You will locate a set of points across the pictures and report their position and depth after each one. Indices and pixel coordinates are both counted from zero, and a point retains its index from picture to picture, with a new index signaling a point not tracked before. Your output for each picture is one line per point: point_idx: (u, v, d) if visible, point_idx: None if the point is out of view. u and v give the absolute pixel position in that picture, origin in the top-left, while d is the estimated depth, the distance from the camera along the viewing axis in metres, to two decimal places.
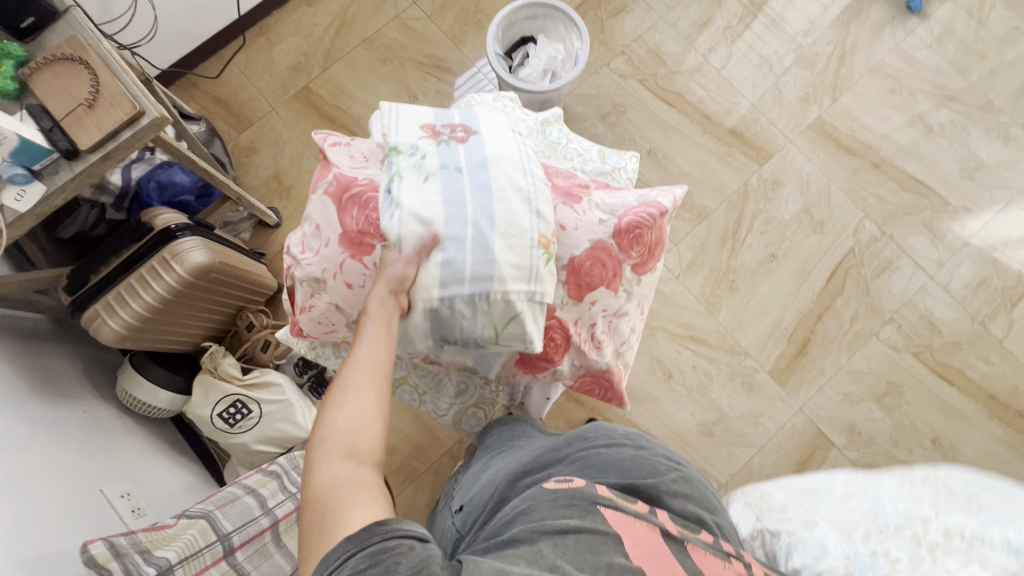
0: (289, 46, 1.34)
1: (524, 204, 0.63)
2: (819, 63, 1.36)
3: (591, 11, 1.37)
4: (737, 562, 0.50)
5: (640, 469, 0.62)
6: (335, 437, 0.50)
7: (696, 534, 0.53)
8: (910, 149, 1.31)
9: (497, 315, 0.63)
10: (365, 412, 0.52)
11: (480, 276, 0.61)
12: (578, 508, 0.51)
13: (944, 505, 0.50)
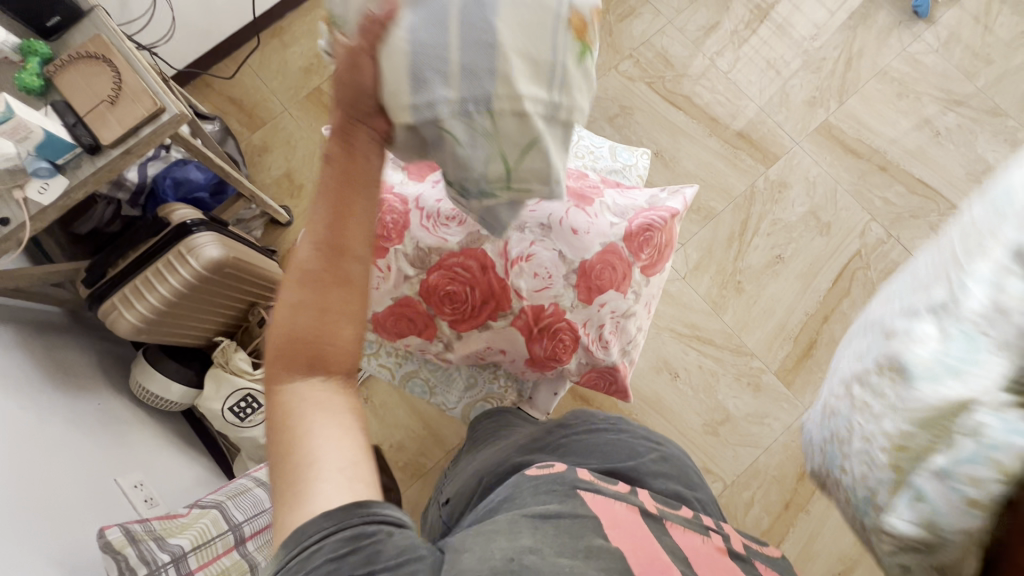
0: (302, 47, 1.36)
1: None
2: (825, 66, 1.37)
3: (599, 15, 1.39)
4: (715, 535, 0.51)
5: (621, 452, 0.63)
6: (295, 351, 0.45)
7: (675, 510, 0.53)
8: (918, 152, 1.32)
9: (507, 142, 0.44)
10: (326, 318, 0.44)
11: (477, 78, 0.42)
12: (558, 492, 0.51)
13: (930, 315, 0.33)
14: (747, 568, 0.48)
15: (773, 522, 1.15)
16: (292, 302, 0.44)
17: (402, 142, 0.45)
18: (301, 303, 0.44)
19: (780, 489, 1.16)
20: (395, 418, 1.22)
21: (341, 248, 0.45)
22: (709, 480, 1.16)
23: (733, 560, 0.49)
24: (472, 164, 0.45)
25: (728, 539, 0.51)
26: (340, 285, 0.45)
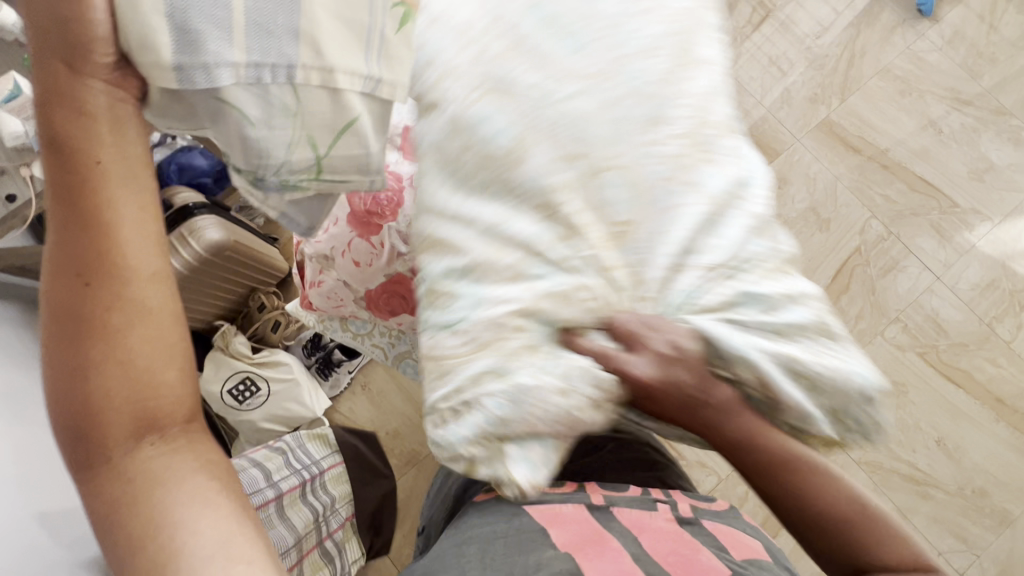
0: None
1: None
2: (828, 64, 1.37)
3: None
4: (662, 506, 0.54)
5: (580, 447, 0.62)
6: (94, 408, 0.39)
7: (621, 492, 0.55)
8: (919, 150, 1.31)
9: (306, 119, 0.41)
10: (129, 351, 0.40)
11: (268, 40, 0.38)
12: (503, 514, 0.50)
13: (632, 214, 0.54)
14: (693, 529, 0.51)
15: (767, 517, 1.14)
16: (69, 356, 0.39)
17: (163, 109, 0.40)
18: (84, 358, 0.39)
19: None
20: (392, 405, 1.23)
21: (118, 271, 0.39)
22: (703, 474, 1.16)
23: (682, 526, 0.51)
24: (268, 148, 0.41)
25: (675, 505, 0.54)
26: (131, 311, 0.40)
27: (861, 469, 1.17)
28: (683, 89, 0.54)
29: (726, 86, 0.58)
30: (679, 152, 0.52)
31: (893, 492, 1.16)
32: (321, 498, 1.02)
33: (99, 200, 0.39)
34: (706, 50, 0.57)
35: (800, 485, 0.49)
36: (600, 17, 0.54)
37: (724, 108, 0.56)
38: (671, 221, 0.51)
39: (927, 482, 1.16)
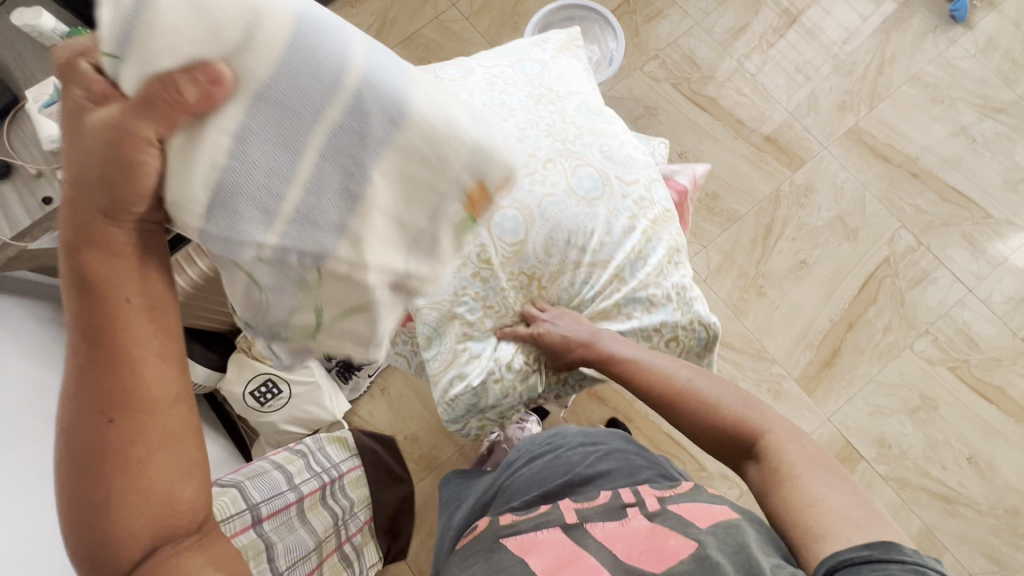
0: None
1: (453, 100, 0.38)
2: (857, 70, 1.35)
3: (626, 15, 1.39)
4: (630, 510, 0.64)
5: (556, 471, 0.78)
6: (115, 545, 0.36)
7: (591, 502, 0.68)
8: (951, 158, 1.29)
9: (322, 294, 0.37)
10: (154, 488, 0.37)
11: (310, 227, 0.34)
12: (482, 552, 0.64)
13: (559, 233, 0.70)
14: (660, 518, 0.61)
15: None
16: (85, 498, 0.36)
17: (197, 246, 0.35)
18: (102, 496, 0.36)
19: None
20: (411, 410, 1.24)
21: (142, 408, 0.36)
22: (724, 486, 1.14)
23: (650, 517, 0.62)
24: (269, 309, 0.38)
25: (641, 504, 0.64)
26: (156, 447, 0.36)
27: (888, 485, 1.14)
28: (546, 129, 0.71)
29: (581, 107, 0.76)
30: (567, 174, 0.70)
31: (922, 510, 1.13)
32: (340, 502, 1.01)
33: (126, 333, 0.34)
34: (560, 91, 0.76)
35: (673, 388, 0.65)
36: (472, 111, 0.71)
37: (581, 126, 0.74)
38: (573, 232, 0.70)
39: (958, 500, 1.13)
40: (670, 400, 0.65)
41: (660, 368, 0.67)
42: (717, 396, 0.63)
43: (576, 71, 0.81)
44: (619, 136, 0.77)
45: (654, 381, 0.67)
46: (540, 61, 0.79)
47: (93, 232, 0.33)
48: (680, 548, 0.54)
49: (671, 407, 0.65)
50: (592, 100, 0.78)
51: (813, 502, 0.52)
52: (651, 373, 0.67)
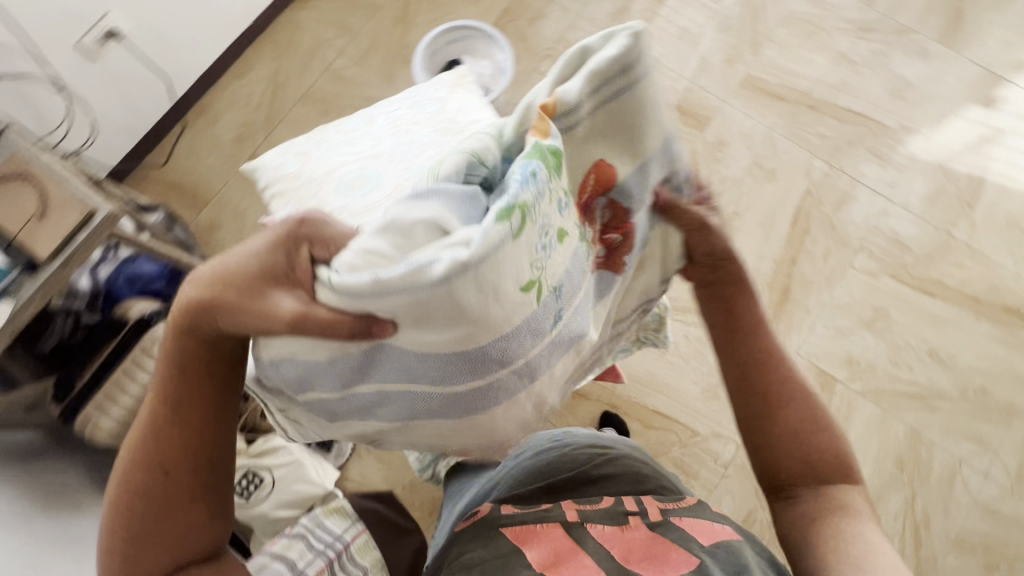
0: (230, 119, 1.42)
1: (525, 407, 0.52)
2: (734, 24, 1.42)
3: (511, 22, 1.44)
4: (633, 517, 0.67)
5: (564, 467, 0.81)
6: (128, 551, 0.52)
7: (596, 504, 0.71)
8: (839, 84, 1.36)
9: (296, 414, 0.53)
10: (174, 522, 0.52)
11: (341, 408, 0.49)
12: (481, 538, 0.66)
13: None
14: (663, 529, 0.64)
15: None
16: (121, 513, 0.51)
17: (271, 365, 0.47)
18: (156, 511, 0.51)
19: None
20: (401, 459, 1.21)
21: (186, 468, 0.52)
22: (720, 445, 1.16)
23: (653, 528, 0.64)
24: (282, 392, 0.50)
25: (643, 515, 0.67)
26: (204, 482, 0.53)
27: (867, 399, 1.19)
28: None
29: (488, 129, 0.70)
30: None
31: (903, 413, 1.18)
32: (351, 574, 0.99)
33: (194, 415, 0.51)
34: (465, 119, 0.71)
35: (791, 394, 0.63)
36: (380, 155, 0.65)
37: None
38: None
39: (932, 395, 1.19)
40: (780, 404, 0.63)
41: (791, 380, 0.64)
42: (823, 425, 0.63)
43: (474, 103, 0.76)
44: None
45: (778, 382, 0.64)
46: (437, 98, 0.75)
47: (185, 345, 0.48)
48: (682, 564, 0.57)
49: (775, 410, 0.63)
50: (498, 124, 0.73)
51: (868, 542, 0.55)
52: (772, 374, 0.64)
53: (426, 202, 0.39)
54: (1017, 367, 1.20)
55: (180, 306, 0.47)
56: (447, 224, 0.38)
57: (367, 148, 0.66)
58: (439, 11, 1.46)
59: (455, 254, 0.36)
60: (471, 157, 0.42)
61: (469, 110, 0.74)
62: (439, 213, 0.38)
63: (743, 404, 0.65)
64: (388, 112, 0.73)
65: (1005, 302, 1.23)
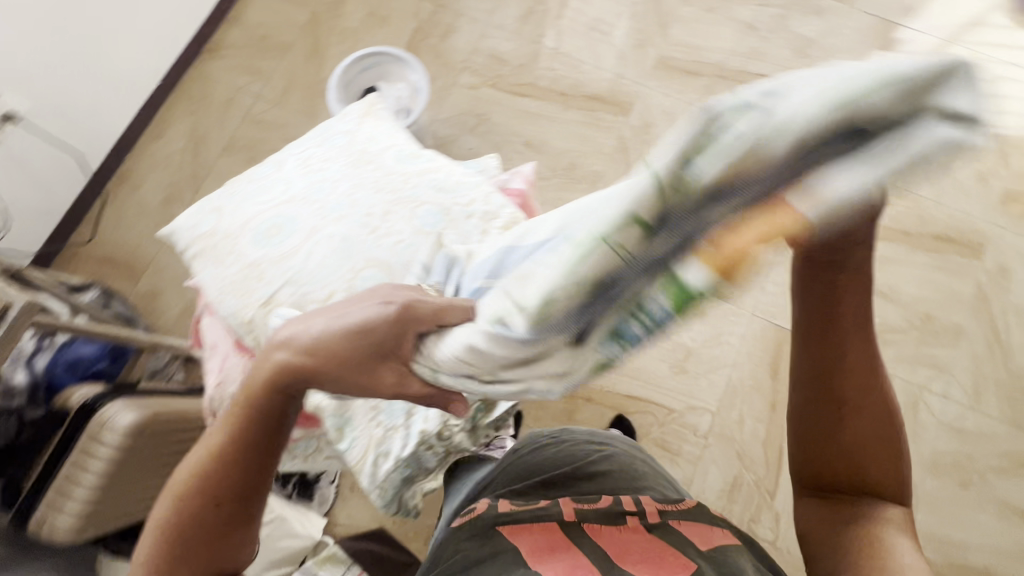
0: (154, 182, 1.38)
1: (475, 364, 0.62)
2: (639, 9, 1.46)
3: (423, 41, 1.45)
4: (631, 518, 0.67)
5: (563, 460, 0.81)
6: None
7: (594, 504, 0.70)
8: (747, 51, 1.42)
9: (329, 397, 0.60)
10: (214, 555, 0.55)
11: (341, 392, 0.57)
12: (478, 537, 0.65)
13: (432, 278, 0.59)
14: (661, 532, 0.65)
15: (767, 429, 1.18)
16: (165, 537, 0.54)
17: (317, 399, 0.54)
18: (212, 541, 0.54)
19: (761, 394, 1.20)
20: None
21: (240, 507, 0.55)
22: (695, 416, 1.19)
23: (652, 531, 0.65)
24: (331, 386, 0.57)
25: (643, 514, 0.68)
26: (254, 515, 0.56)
27: None
28: (373, 187, 0.63)
29: (399, 154, 0.69)
30: (411, 215, 0.61)
31: None
32: None
33: (259, 456, 0.54)
34: (374, 148, 0.71)
35: (870, 410, 0.55)
36: (294, 198, 0.64)
37: (405, 171, 0.66)
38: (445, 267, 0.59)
39: (884, 330, 1.24)
40: (847, 418, 0.56)
41: (876, 395, 0.55)
42: (891, 447, 0.57)
43: (386, 129, 0.76)
44: (446, 167, 0.68)
45: (857, 394, 0.55)
46: (347, 131, 0.75)
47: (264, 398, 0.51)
48: (680, 566, 0.58)
49: (843, 422, 0.56)
50: (411, 146, 0.72)
51: (886, 563, 0.52)
52: (854, 384, 0.55)
53: (539, 343, 0.36)
54: (956, 289, 1.26)
55: (273, 365, 0.50)
56: (562, 356, 0.37)
57: (277, 194, 0.65)
58: (350, 41, 1.46)
59: (562, 379, 0.39)
60: (631, 244, 0.31)
61: (379, 138, 0.74)
62: (549, 350, 0.37)
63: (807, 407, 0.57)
64: (296, 153, 0.72)
65: (934, 231, 1.29)
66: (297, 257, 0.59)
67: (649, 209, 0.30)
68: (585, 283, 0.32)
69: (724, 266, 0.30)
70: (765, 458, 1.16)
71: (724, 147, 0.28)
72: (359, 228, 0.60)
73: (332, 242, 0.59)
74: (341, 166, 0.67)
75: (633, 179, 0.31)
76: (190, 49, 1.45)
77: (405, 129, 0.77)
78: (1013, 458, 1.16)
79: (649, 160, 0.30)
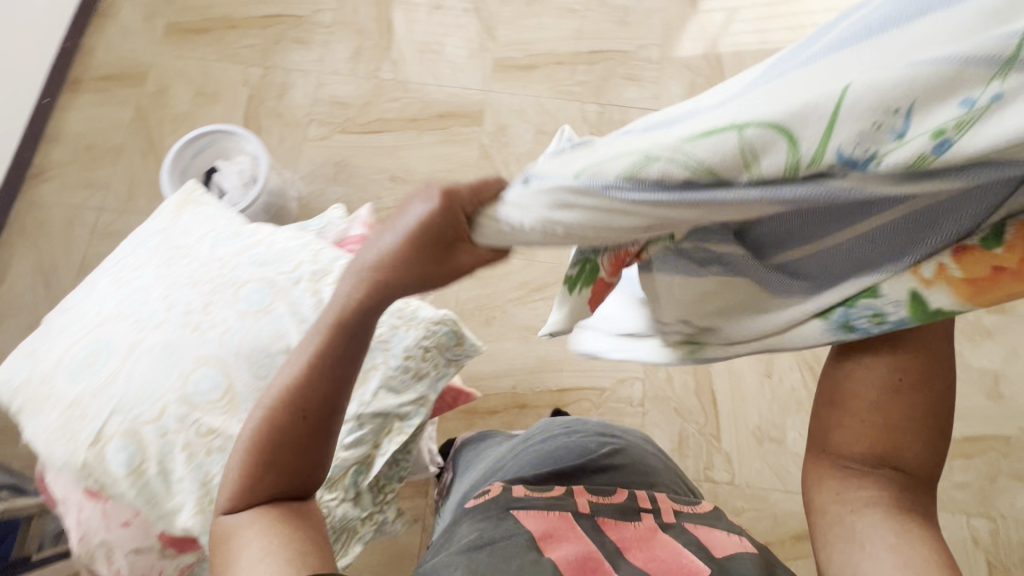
0: (9, 328, 1.26)
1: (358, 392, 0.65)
2: (464, 21, 1.48)
3: (261, 106, 1.43)
4: (644, 515, 0.67)
5: (572, 453, 0.79)
6: (246, 502, 0.51)
7: (608, 500, 0.69)
8: (574, 34, 1.47)
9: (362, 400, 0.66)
10: (296, 477, 0.53)
11: None
12: (492, 515, 0.64)
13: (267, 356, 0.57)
14: (674, 533, 0.64)
15: (695, 376, 1.21)
16: (254, 455, 0.51)
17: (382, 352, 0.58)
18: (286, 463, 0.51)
19: None
20: None
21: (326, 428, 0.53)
22: (627, 386, 1.21)
23: (664, 531, 0.64)
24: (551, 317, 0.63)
25: (659, 514, 0.67)
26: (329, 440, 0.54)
27: None
28: (188, 281, 0.60)
29: (215, 240, 0.66)
30: (234, 299, 0.59)
31: None
32: None
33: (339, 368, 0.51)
34: (188, 241, 0.67)
35: (928, 396, 0.52)
36: (105, 319, 0.60)
37: (220, 256, 0.63)
38: (279, 340, 0.57)
39: None
40: (899, 392, 0.52)
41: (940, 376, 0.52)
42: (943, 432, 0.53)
43: (205, 216, 0.73)
44: (267, 237, 0.66)
45: (913, 370, 0.51)
46: (160, 231, 0.71)
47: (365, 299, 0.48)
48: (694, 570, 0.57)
49: (898, 395, 0.52)
50: (230, 226, 0.69)
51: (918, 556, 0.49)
52: (914, 361, 0.51)
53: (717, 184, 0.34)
54: None
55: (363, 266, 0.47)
56: (680, 220, 0.37)
57: (84, 321, 0.61)
58: (184, 125, 1.41)
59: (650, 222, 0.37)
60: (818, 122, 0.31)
61: (196, 227, 0.71)
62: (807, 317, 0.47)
63: (862, 377, 0.52)
64: (103, 272, 0.67)
65: None
66: (118, 383, 0.55)
67: (881, 111, 0.31)
68: (717, 145, 0.33)
69: (973, 292, 0.39)
70: (701, 405, 1.20)
71: (966, 104, 0.30)
72: (177, 330, 0.57)
73: (153, 352, 0.56)
74: (152, 268, 0.64)
75: (899, 60, 0.30)
76: (12, 178, 1.36)
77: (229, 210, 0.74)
78: None
79: (918, 53, 0.30)
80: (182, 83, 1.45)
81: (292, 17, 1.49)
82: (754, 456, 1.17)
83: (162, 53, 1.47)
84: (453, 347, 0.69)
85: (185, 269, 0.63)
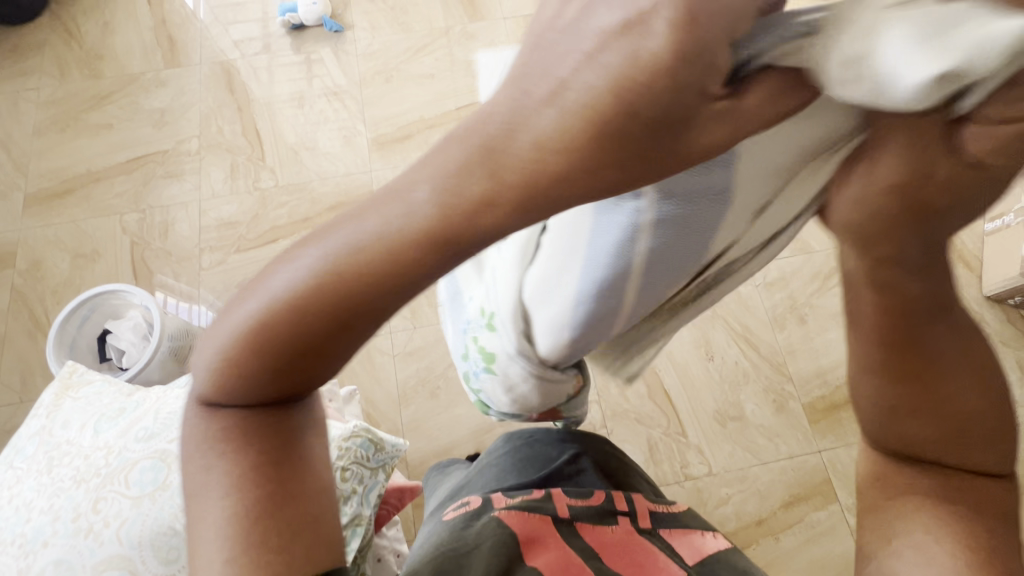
0: None
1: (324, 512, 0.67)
2: (328, 112, 1.50)
3: (146, 250, 1.38)
4: (623, 518, 0.57)
5: (538, 462, 0.67)
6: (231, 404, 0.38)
7: (587, 499, 0.58)
8: (437, 95, 1.51)
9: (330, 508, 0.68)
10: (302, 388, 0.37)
11: None
12: (474, 526, 0.54)
13: (164, 538, 0.65)
14: (652, 537, 0.55)
15: (646, 383, 1.23)
16: (251, 366, 0.35)
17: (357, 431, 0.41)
18: (289, 375, 0.35)
19: None
20: None
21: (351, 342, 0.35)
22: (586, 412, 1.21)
23: (642, 536, 0.55)
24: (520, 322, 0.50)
25: (637, 518, 0.57)
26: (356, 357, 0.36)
27: None
28: (73, 484, 0.69)
29: (97, 425, 0.74)
30: (123, 493, 0.67)
31: None
32: None
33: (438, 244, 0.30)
34: (68, 434, 0.74)
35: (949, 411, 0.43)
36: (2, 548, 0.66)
37: (101, 449, 0.71)
38: (175, 521, 0.66)
39: None
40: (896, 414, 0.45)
41: (956, 389, 0.42)
42: (996, 428, 0.43)
43: (85, 398, 0.78)
44: (143, 414, 0.74)
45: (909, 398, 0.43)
46: (39, 427, 0.76)
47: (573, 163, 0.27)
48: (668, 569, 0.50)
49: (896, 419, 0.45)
50: (110, 407, 0.76)
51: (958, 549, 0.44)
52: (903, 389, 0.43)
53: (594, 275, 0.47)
54: None
55: (540, 136, 0.27)
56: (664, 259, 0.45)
57: None
58: (68, 293, 1.34)
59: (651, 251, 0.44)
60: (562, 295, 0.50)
61: (73, 413, 0.76)
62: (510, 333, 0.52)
63: (854, 399, 0.47)
64: None
65: None
66: None
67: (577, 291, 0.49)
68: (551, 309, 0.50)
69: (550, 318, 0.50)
70: (660, 408, 1.21)
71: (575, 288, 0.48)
72: (75, 540, 0.65)
73: (58, 567, 0.64)
74: (37, 478, 0.70)
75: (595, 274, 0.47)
76: None
77: (111, 383, 0.80)
78: (823, 276, 1.29)
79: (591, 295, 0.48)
80: (56, 250, 1.38)
81: (157, 154, 1.47)
82: (723, 441, 1.19)
83: (27, 226, 1.41)
84: (373, 456, 0.71)
85: (68, 470, 0.70)
